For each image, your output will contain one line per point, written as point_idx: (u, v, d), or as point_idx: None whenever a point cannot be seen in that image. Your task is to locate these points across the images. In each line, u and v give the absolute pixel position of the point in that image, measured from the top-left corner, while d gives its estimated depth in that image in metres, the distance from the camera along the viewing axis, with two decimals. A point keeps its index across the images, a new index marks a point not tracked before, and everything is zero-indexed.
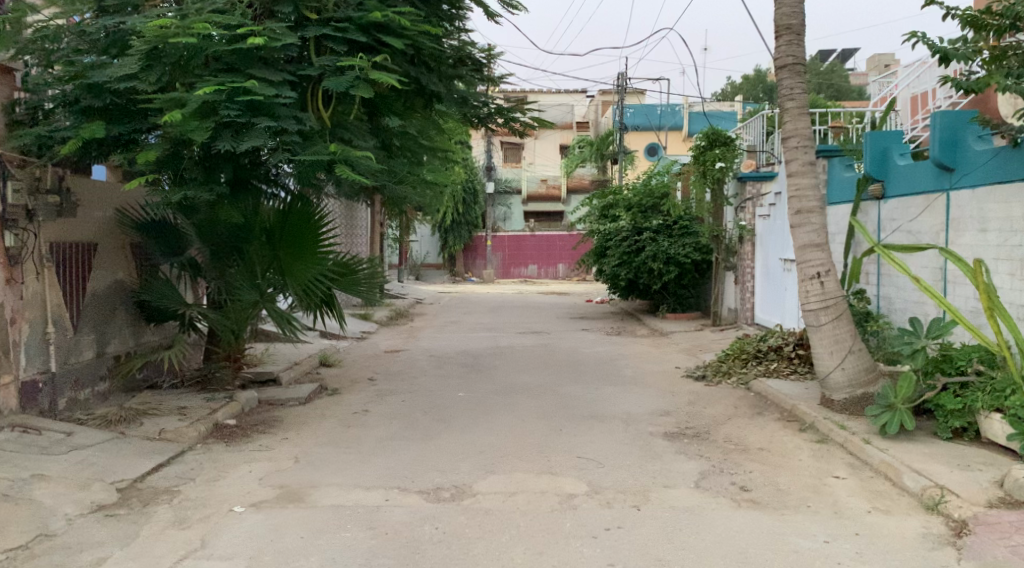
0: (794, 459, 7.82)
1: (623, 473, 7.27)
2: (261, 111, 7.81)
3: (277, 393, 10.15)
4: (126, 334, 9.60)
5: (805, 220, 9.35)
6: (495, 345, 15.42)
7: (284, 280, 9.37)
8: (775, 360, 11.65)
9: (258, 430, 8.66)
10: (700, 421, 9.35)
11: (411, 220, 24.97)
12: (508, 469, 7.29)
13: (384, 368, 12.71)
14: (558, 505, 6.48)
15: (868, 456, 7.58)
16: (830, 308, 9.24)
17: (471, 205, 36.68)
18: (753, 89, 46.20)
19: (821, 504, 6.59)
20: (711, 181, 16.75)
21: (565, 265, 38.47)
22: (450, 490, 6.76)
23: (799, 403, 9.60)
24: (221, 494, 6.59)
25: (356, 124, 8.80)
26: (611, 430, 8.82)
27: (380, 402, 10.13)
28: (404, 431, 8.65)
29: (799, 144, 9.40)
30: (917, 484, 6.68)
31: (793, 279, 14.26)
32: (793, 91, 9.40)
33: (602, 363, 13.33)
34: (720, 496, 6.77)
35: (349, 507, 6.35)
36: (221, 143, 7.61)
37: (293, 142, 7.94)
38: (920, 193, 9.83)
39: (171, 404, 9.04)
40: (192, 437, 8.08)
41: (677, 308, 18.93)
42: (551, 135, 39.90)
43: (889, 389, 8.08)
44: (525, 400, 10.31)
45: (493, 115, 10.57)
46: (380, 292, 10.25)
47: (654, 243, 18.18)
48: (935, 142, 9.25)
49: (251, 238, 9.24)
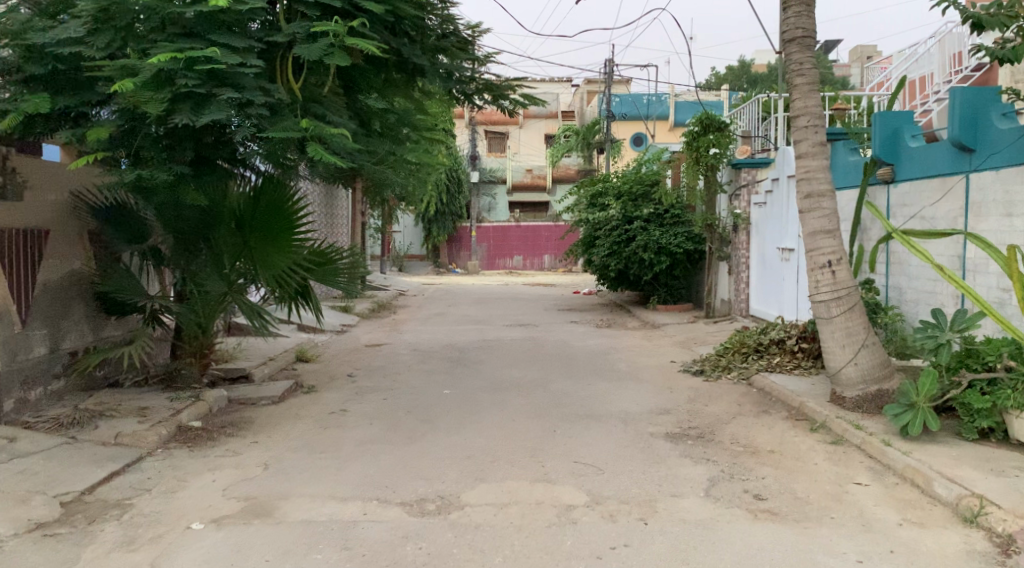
0: (810, 463, 7.19)
1: (626, 480, 6.62)
2: (222, 81, 7.14)
3: (248, 392, 9.44)
4: (85, 329, 8.86)
5: (816, 205, 8.72)
6: (482, 338, 14.74)
7: (254, 270, 8.70)
8: (777, 354, 11.03)
9: (226, 432, 7.95)
10: (703, 421, 8.71)
11: (393, 210, 24.26)
12: (499, 477, 6.62)
13: (365, 364, 12.00)
14: (556, 518, 5.84)
15: (890, 460, 6.97)
16: (843, 299, 8.62)
17: (455, 195, 36.00)
18: (738, 79, 45.93)
19: (847, 515, 5.97)
20: (704, 167, 15.92)
21: (551, 256, 37.83)
22: (436, 502, 6.09)
23: (808, 400, 8.97)
24: (181, 508, 5.90)
25: (331, 98, 8.13)
26: (608, 431, 8.18)
27: (360, 402, 9.42)
28: (385, 434, 7.97)
29: (809, 123, 8.76)
30: (951, 493, 6.08)
31: (792, 269, 13.63)
32: (803, 66, 8.74)
33: (595, 357, 12.69)
34: (735, 506, 6.13)
35: (321, 523, 5.68)
36: (178, 116, 6.91)
37: (260, 116, 7.25)
38: (936, 175, 9.22)
39: (131, 404, 8.32)
40: (153, 442, 7.36)
41: (668, 299, 18.35)
42: (535, 124, 39.58)
43: (910, 386, 7.45)
44: (514, 398, 9.65)
45: (481, 91, 9.80)
46: (361, 284, 9.61)
47: (645, 232, 17.50)
48: (955, 122, 8.62)
49: (219, 224, 8.58)
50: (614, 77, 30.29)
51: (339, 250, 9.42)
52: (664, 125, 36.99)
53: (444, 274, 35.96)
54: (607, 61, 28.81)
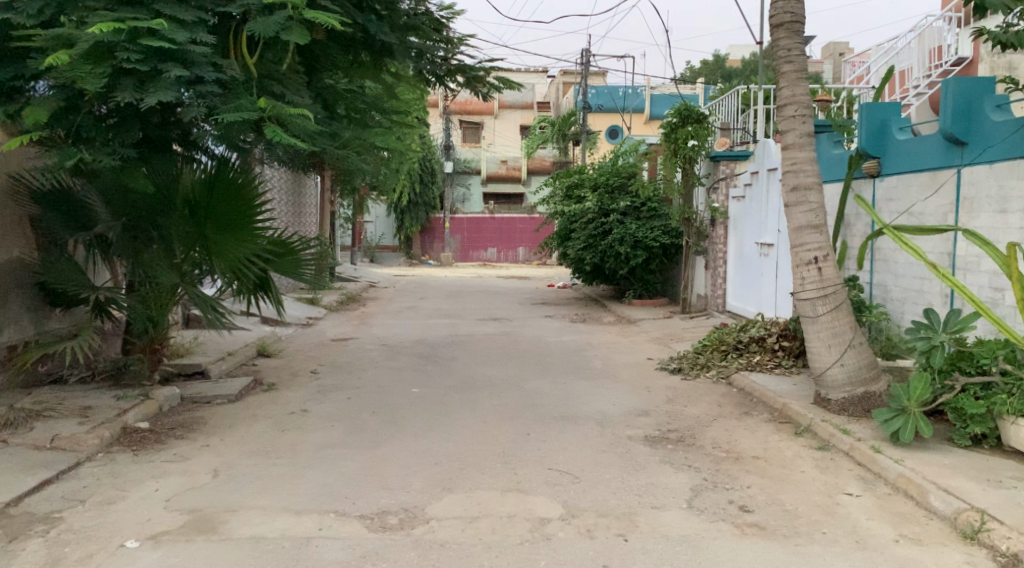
0: (796, 471, 6.79)
1: (603, 490, 6.19)
2: (170, 56, 6.77)
3: (203, 390, 8.93)
4: (25, 321, 8.48)
5: (802, 198, 8.32)
6: (453, 333, 14.26)
7: (209, 261, 8.20)
8: (757, 352, 10.64)
9: (175, 435, 7.43)
10: (683, 423, 8.29)
11: (364, 198, 23.71)
12: (468, 486, 6.16)
13: (330, 360, 11.49)
14: (529, 534, 5.40)
15: (881, 469, 6.58)
16: (829, 298, 8.23)
17: (428, 185, 35.48)
18: (713, 74, 45.78)
19: (839, 531, 5.58)
20: (682, 160, 15.51)
21: (525, 248, 37.37)
22: (399, 515, 5.62)
23: (791, 402, 8.59)
24: (117, 523, 5.39)
25: (291, 76, 7.75)
26: (584, 434, 7.74)
27: (322, 402, 8.90)
28: (347, 437, 7.48)
29: (796, 112, 8.35)
30: (948, 506, 5.71)
31: (771, 265, 13.26)
32: (791, 52, 8.34)
33: (570, 354, 12.25)
34: (719, 520, 5.72)
35: (270, 541, 5.19)
36: (119, 94, 6.59)
37: (212, 94, 6.92)
38: (924, 169, 8.86)
39: (73, 404, 7.78)
40: (93, 446, 6.82)
41: (644, 294, 17.95)
42: (512, 115, 39.14)
43: (901, 390, 7.07)
44: (485, 398, 9.18)
45: (455, 73, 9.32)
46: (327, 275, 9.18)
47: (621, 226, 17.07)
48: (948, 112, 8.24)
49: (171, 210, 8.10)
50: (591, 68, 29.74)
51: (303, 240, 8.94)
52: (640, 118, 36.55)
53: (416, 265, 35.40)
54: (584, 51, 28.37)
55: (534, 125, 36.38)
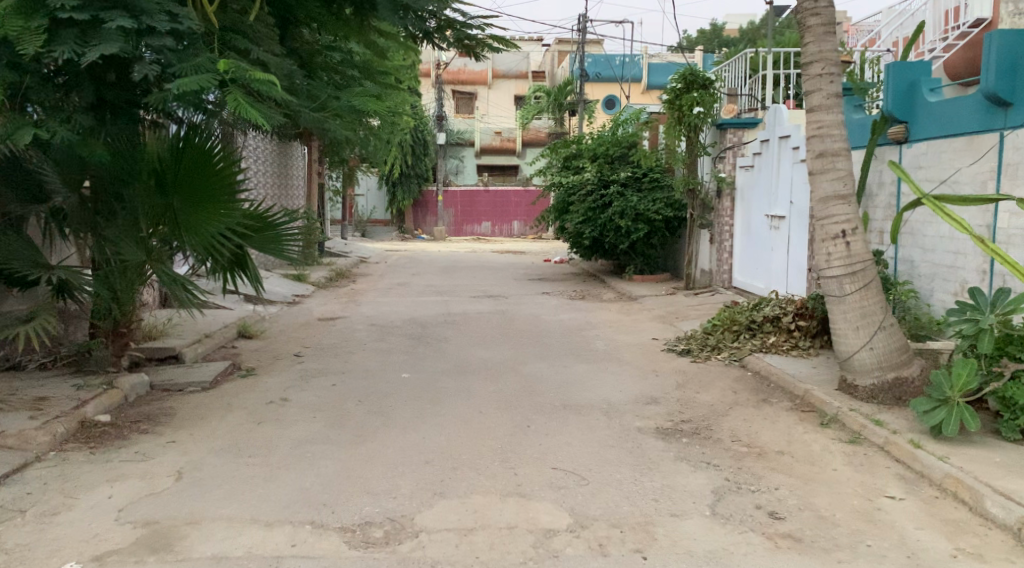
0: (827, 469, 6.09)
1: (614, 495, 5.47)
2: (113, 4, 6.08)
3: (175, 377, 8.23)
4: None
5: (829, 165, 7.58)
6: (446, 311, 13.53)
7: (178, 236, 7.48)
8: (772, 332, 9.91)
9: (139, 429, 6.70)
10: (697, 412, 7.59)
11: (355, 169, 22.92)
12: (463, 491, 5.45)
13: (315, 341, 10.77)
14: (532, 550, 4.71)
15: (925, 467, 5.89)
16: (857, 275, 7.50)
17: (420, 157, 34.60)
18: (709, 43, 44.82)
19: (886, 543, 4.90)
20: (687, 128, 14.56)
21: (520, 222, 36.61)
22: (384, 527, 4.93)
23: (814, 388, 7.90)
24: (58, 540, 4.68)
25: (258, 29, 6.99)
26: (590, 426, 7.04)
27: (303, 389, 8.17)
28: (329, 431, 6.78)
29: (823, 70, 7.59)
30: (1009, 514, 5.04)
31: (783, 239, 12.49)
32: (817, 4, 7.56)
33: (570, 334, 11.52)
34: (748, 530, 5.03)
35: (233, 561, 4.48)
36: (58, 49, 5.95)
37: (166, 49, 6.18)
38: (960, 133, 8.12)
39: (27, 394, 7.06)
40: (43, 444, 6.09)
41: (644, 269, 17.23)
42: (506, 84, 38.34)
43: (944, 378, 6.37)
44: (481, 384, 8.48)
45: (443, 29, 8.21)
46: (313, 251, 8.43)
47: (622, 198, 16.24)
48: (990, 70, 7.50)
49: (136, 179, 7.38)
50: (587, 36, 28.82)
51: (286, 215, 8.18)
52: (637, 88, 35.66)
53: (409, 239, 34.62)
54: (581, 17, 27.46)
55: (530, 95, 35.96)
